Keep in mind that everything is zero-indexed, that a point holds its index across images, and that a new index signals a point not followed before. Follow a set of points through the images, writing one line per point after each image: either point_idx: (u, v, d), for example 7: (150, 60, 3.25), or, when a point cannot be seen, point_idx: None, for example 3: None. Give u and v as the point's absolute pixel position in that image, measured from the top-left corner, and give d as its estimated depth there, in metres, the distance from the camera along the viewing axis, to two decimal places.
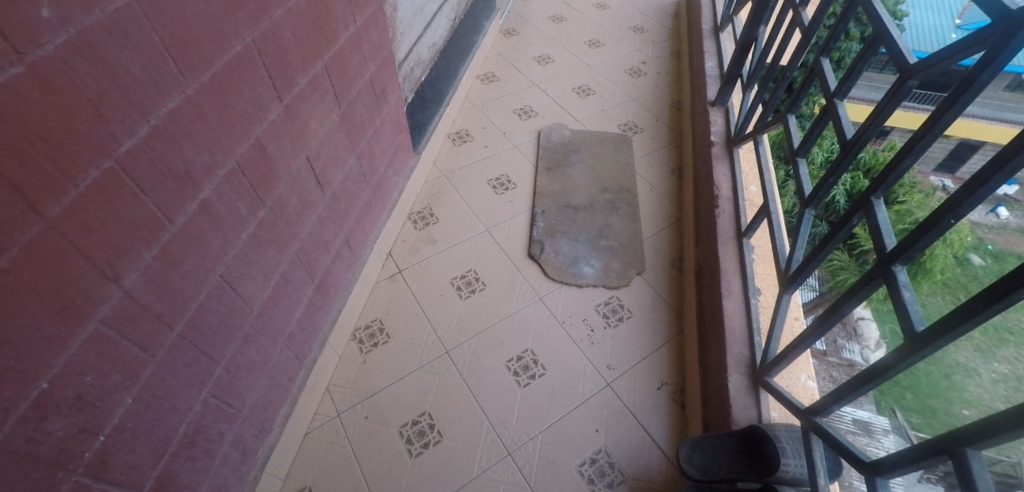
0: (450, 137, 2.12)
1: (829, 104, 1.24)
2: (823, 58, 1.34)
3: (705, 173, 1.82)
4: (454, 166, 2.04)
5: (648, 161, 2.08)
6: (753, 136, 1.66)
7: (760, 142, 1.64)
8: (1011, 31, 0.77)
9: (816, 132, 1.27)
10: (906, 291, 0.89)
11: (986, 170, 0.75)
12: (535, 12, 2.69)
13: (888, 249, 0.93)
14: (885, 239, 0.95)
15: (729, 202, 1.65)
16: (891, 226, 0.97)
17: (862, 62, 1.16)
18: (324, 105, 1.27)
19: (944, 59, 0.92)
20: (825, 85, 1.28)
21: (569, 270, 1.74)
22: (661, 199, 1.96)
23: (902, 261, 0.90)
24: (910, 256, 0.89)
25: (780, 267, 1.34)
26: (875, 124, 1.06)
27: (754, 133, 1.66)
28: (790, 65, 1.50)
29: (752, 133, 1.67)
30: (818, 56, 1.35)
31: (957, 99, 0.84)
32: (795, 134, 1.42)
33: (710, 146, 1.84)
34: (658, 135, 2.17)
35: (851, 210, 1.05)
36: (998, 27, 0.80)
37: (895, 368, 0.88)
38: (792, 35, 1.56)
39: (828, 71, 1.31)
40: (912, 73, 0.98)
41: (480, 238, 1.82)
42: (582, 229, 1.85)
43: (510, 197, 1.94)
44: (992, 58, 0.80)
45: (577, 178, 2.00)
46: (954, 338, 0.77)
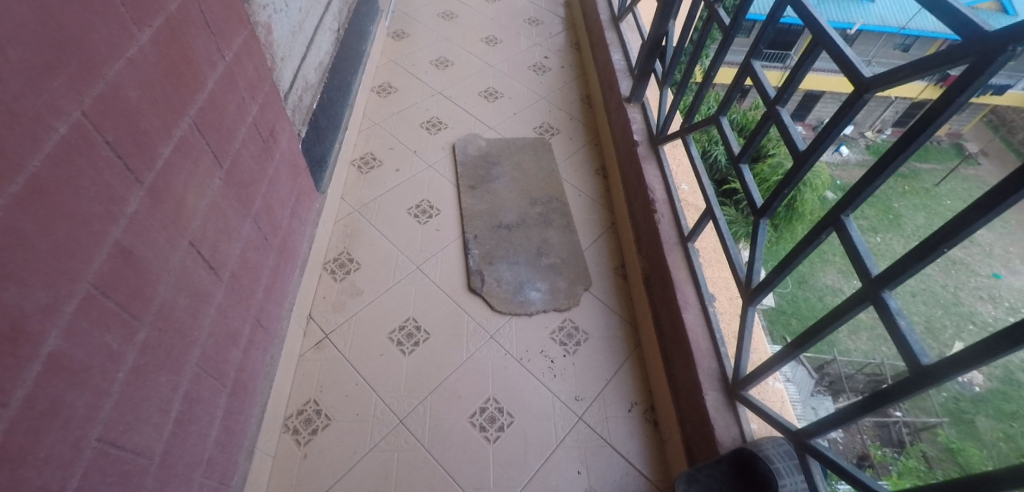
0: (354, 164, 1.87)
1: (772, 109, 1.15)
2: (751, 60, 1.27)
3: (635, 173, 1.75)
4: (364, 198, 1.79)
5: (571, 163, 1.98)
6: (681, 136, 1.61)
7: (689, 143, 1.59)
8: (991, 53, 0.68)
9: (760, 136, 1.20)
10: (900, 318, 0.79)
11: (978, 202, 0.66)
12: (421, 10, 2.46)
13: (874, 273, 0.83)
14: (866, 262, 0.86)
15: (667, 203, 1.59)
16: (869, 247, 0.88)
17: (805, 65, 1.06)
18: (202, 170, 1.00)
19: (906, 72, 0.82)
20: (762, 88, 1.20)
21: (515, 299, 1.59)
22: (594, 203, 1.88)
23: (892, 287, 0.80)
24: (899, 281, 0.79)
25: (739, 279, 1.24)
26: (830, 136, 0.96)
27: (683, 132, 1.60)
28: (713, 64, 1.44)
29: (679, 134, 1.62)
30: (748, 56, 1.26)
31: (933, 122, 0.74)
32: (731, 137, 1.37)
33: (635, 144, 1.77)
34: (575, 134, 2.08)
35: (820, 227, 0.94)
36: (969, 49, 0.71)
37: (897, 401, 0.79)
38: (707, 31, 1.52)
39: (762, 72, 1.23)
40: (868, 87, 0.88)
41: (411, 279, 1.61)
42: (521, 250, 1.71)
43: (436, 226, 1.74)
44: (971, 77, 0.70)
45: (502, 194, 1.85)
46: (970, 373, 0.68)
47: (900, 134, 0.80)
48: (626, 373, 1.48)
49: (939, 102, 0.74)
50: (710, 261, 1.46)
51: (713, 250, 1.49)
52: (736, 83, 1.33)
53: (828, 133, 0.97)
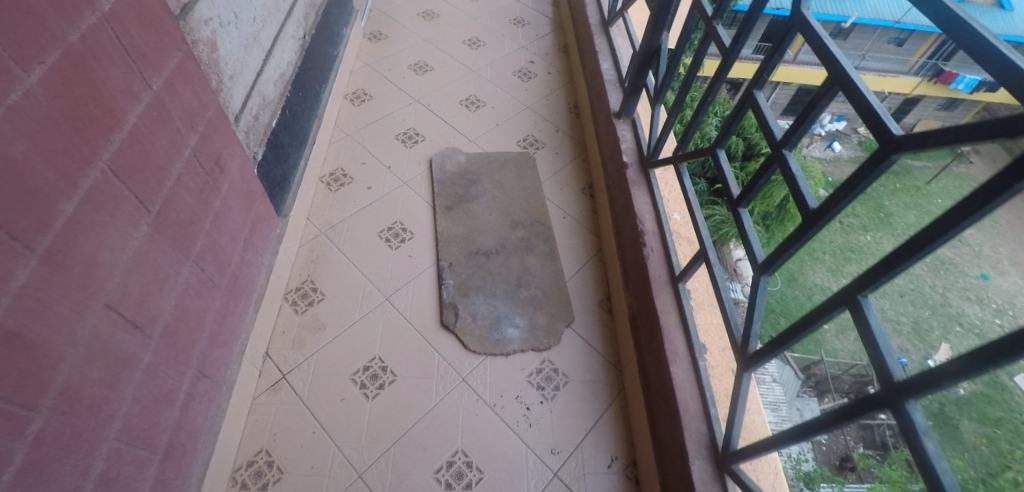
0: (323, 181, 1.74)
1: (778, 153, 0.99)
2: (754, 91, 1.10)
3: (623, 199, 1.63)
4: (332, 219, 1.66)
5: (557, 182, 1.85)
6: (676, 163, 1.46)
7: (683, 172, 1.44)
8: None
9: (760, 181, 1.06)
10: (925, 437, 0.67)
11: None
12: (401, 9, 2.32)
13: (897, 377, 0.70)
14: (887, 359, 0.72)
15: (657, 236, 1.47)
16: (890, 338, 0.74)
17: (817, 106, 0.89)
18: (123, 219, 0.87)
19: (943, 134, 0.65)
20: (767, 127, 1.04)
21: (491, 337, 1.48)
22: (580, 227, 1.76)
23: (916, 398, 0.67)
24: (925, 394, 0.66)
25: (733, 339, 1.13)
26: (846, 197, 0.81)
27: (676, 161, 1.46)
28: (711, 89, 1.29)
29: (673, 161, 1.48)
30: (749, 86, 1.10)
31: (976, 211, 0.59)
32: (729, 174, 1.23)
33: (625, 167, 1.64)
34: (561, 149, 1.94)
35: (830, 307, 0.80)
36: None
37: None
38: (704, 50, 1.37)
39: (766, 107, 1.07)
40: (897, 146, 0.72)
41: (379, 313, 1.49)
42: (499, 279, 1.59)
43: (408, 251, 1.62)
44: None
45: (481, 217, 1.72)
46: None
47: (934, 216, 0.64)
48: (607, 422, 1.38)
49: (984, 187, 0.58)
50: (701, 304, 1.35)
51: (704, 292, 1.38)
52: (735, 114, 1.17)
53: (844, 193, 0.81)
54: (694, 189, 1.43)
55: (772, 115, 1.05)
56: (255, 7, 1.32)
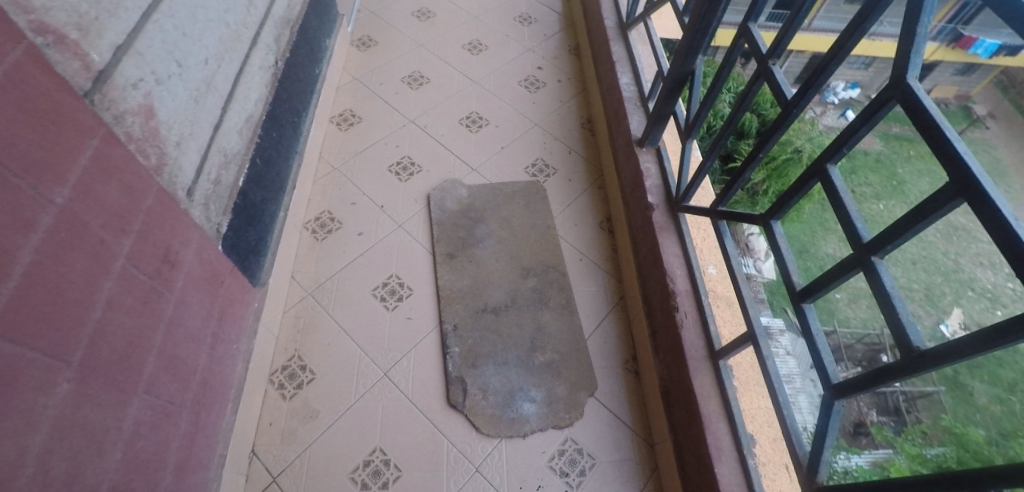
0: (308, 227, 1.52)
1: (863, 257, 0.79)
2: (829, 164, 0.87)
3: (649, 245, 1.40)
4: (319, 277, 1.45)
5: (570, 215, 1.63)
6: (712, 217, 1.25)
7: (723, 229, 1.23)
8: None
9: (832, 281, 0.86)
10: None
11: None
12: (395, 8, 2.05)
13: None
14: None
15: (693, 297, 1.26)
16: None
17: (928, 215, 0.68)
18: (28, 393, 0.66)
19: None
20: (849, 218, 0.83)
21: (506, 415, 1.29)
22: (598, 270, 1.55)
23: None
24: None
25: (792, 452, 0.97)
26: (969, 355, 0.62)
27: (714, 216, 1.24)
28: (763, 146, 1.05)
29: (710, 216, 1.26)
30: (823, 157, 0.88)
31: None
32: (789, 255, 1.00)
33: (650, 208, 1.42)
34: (575, 176, 1.71)
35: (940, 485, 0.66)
36: None
37: None
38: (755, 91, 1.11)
39: (844, 188, 0.86)
40: None
41: (376, 393, 1.30)
42: (511, 342, 1.40)
43: (406, 312, 1.43)
44: None
45: (487, 264, 1.52)
46: None
47: None
48: None
49: None
50: (745, 384, 1.15)
51: (750, 369, 1.18)
52: (799, 188, 0.94)
53: (959, 348, 0.62)
54: (736, 252, 1.22)
55: (851, 199, 0.84)
56: (205, 46, 1.08)
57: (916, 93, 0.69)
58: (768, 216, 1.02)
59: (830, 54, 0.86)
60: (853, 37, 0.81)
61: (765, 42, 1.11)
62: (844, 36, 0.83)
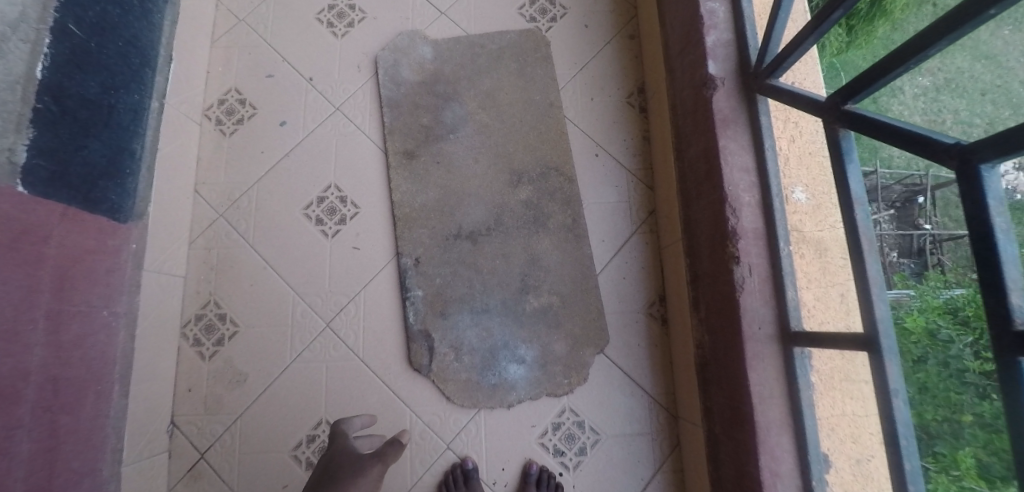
0: (211, 116, 1.13)
1: None
2: None
3: (701, 149, 0.92)
4: (233, 191, 1.09)
5: (583, 86, 1.15)
6: (829, 113, 0.68)
7: (849, 142, 0.66)
8: None
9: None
10: None
11: None
12: None
13: None
14: None
15: (765, 244, 0.82)
16: None
17: None
18: None
19: None
20: None
21: (487, 380, 0.99)
22: (620, 172, 1.11)
23: None
24: None
25: None
26: None
27: (835, 120, 0.67)
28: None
29: (827, 115, 0.68)
30: None
31: None
32: (1012, 248, 0.46)
33: (708, 85, 0.89)
34: (597, 19, 1.19)
35: None
36: None
37: None
38: None
39: None
40: None
41: (319, 351, 1.01)
42: (496, 282, 1.03)
43: (352, 240, 1.05)
44: None
45: (462, 168, 1.08)
46: None
47: None
48: None
49: None
50: (828, 382, 0.79)
51: (836, 356, 0.79)
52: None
53: None
54: (867, 196, 0.65)
55: None
56: None
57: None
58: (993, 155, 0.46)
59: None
60: None
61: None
62: None
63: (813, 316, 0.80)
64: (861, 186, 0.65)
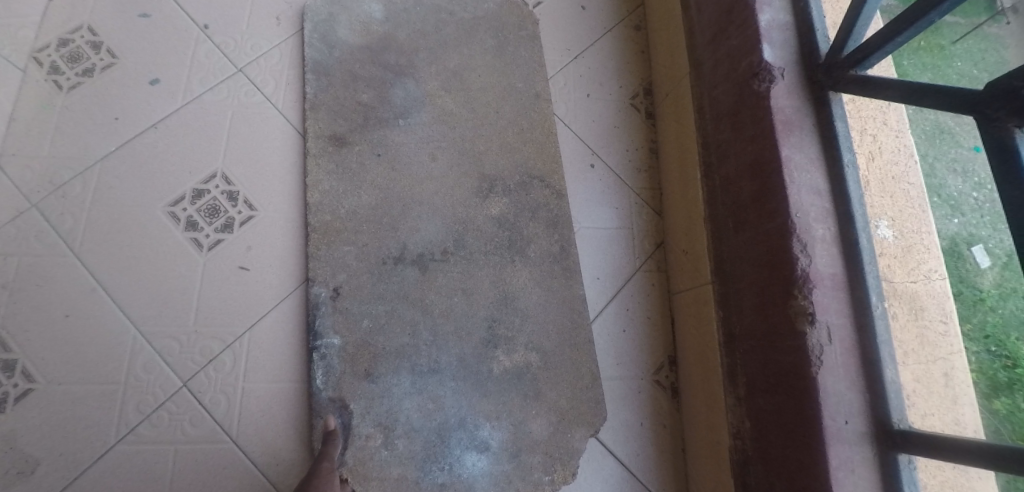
0: (42, 61, 0.77)
1: None
2: None
3: (746, 162, 0.67)
4: (61, 173, 0.72)
5: (576, 77, 0.90)
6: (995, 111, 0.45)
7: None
8: None
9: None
10: None
11: None
12: None
13: None
14: None
15: (847, 298, 0.57)
16: None
17: None
18: None
19: None
20: None
21: (431, 478, 0.66)
22: (619, 192, 0.86)
23: None
24: None
25: None
26: None
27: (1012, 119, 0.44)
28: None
29: (993, 107, 0.45)
30: None
31: None
32: None
33: (759, 76, 0.66)
34: (596, 2, 0.96)
35: None
36: None
37: None
38: None
39: None
40: None
41: (167, 426, 0.65)
42: (451, 330, 0.72)
43: (240, 256, 0.72)
44: None
45: (412, 168, 0.78)
46: None
47: None
48: None
49: None
50: None
51: (946, 466, 0.55)
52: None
53: None
54: None
55: None
56: None
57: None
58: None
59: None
60: None
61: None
62: None
63: (915, 407, 0.55)
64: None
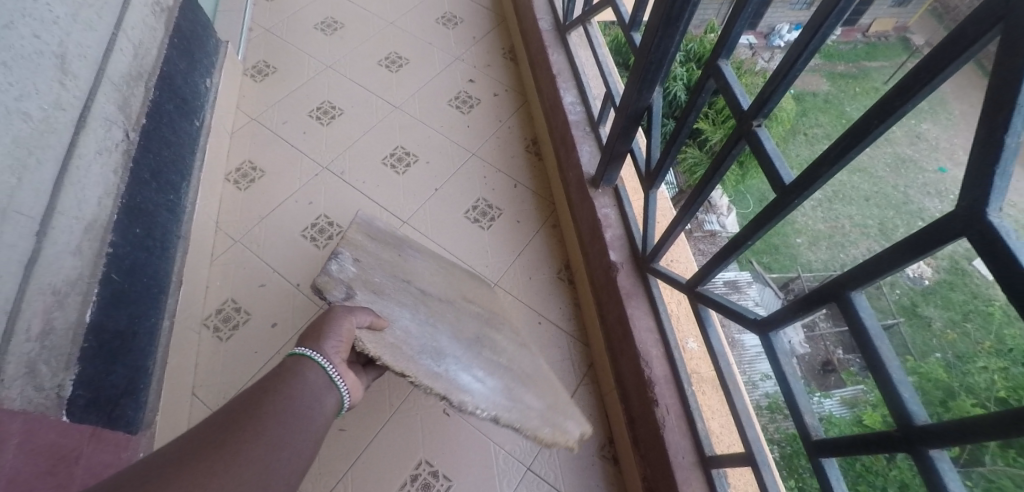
0: (209, 325, 1.31)
1: (913, 447, 0.54)
2: (855, 293, 0.61)
3: (616, 315, 1.19)
4: (228, 390, 1.24)
5: (522, 267, 1.47)
6: (690, 295, 1.01)
7: (708, 320, 0.99)
8: None
9: (969, 436, 0.48)
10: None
11: None
12: (295, 28, 1.93)
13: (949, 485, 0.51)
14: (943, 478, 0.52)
15: (673, 387, 1.06)
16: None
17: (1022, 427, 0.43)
18: None
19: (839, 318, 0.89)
20: (889, 381, 0.56)
21: (436, 370, 0.96)
22: (560, 334, 1.37)
23: (935, 447, 0.52)
24: (951, 443, 0.50)
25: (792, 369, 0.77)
26: None
27: (695, 298, 0.99)
28: (759, 232, 0.76)
29: (693, 295, 1.00)
30: (843, 280, 0.62)
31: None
32: (799, 384, 0.75)
33: (611, 267, 1.20)
34: (526, 215, 1.56)
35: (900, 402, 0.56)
36: None
37: None
38: (733, 156, 0.82)
39: (877, 327, 0.60)
40: None
41: None
42: (449, 319, 1.11)
43: (339, 423, 1.20)
44: None
45: (415, 260, 1.21)
46: None
47: None
48: None
49: None
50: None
51: (747, 473, 1.00)
52: (889, 266, 0.56)
53: None
54: (724, 348, 0.98)
55: (889, 346, 0.58)
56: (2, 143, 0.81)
57: (999, 233, 0.44)
58: (807, 308, 0.68)
59: (848, 138, 0.59)
60: (881, 122, 0.55)
61: (745, 95, 0.82)
62: (866, 116, 0.57)
63: (721, 441, 1.02)
64: (721, 341, 0.99)
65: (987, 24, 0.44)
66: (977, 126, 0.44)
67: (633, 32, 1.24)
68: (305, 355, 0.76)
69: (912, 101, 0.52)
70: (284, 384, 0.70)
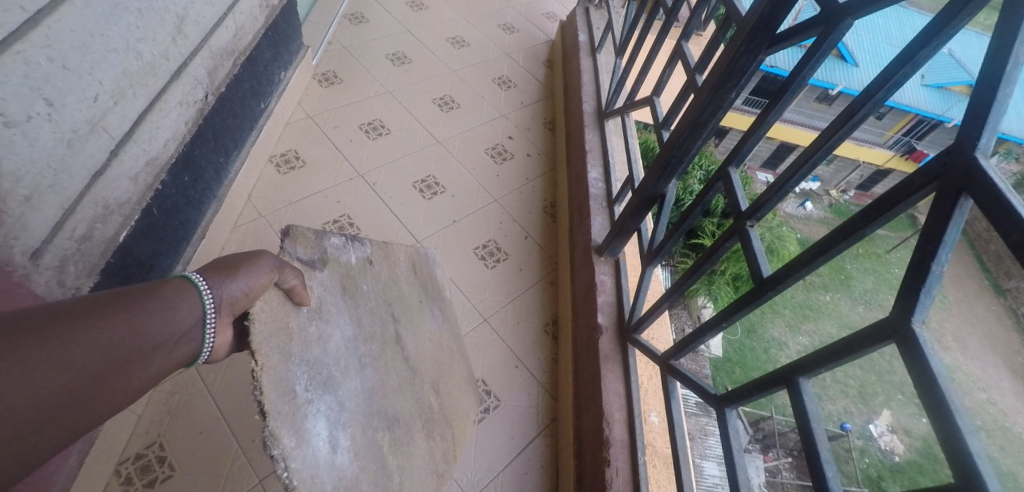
0: None
1: None
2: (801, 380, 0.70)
3: (590, 374, 1.25)
4: None
5: (513, 311, 1.55)
6: (662, 367, 1.09)
7: (673, 394, 1.07)
8: None
9: None
10: None
11: None
12: (370, 51, 2.14)
13: None
14: None
15: (627, 451, 1.11)
16: None
17: None
18: None
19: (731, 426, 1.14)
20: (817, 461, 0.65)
21: (296, 393, 0.62)
22: (532, 382, 1.43)
23: None
24: None
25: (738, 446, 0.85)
26: None
27: (666, 371, 1.07)
28: (734, 317, 0.86)
29: (664, 367, 1.08)
30: (795, 366, 0.71)
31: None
32: (743, 460, 0.83)
33: (597, 328, 1.28)
34: (528, 266, 1.66)
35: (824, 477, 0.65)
36: None
37: None
38: (725, 247, 0.94)
39: (816, 412, 0.69)
40: None
41: None
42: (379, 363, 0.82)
43: None
44: None
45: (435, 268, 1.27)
46: None
47: None
48: None
49: None
50: None
51: None
52: (829, 361, 0.66)
53: None
54: (683, 421, 1.05)
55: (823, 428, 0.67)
56: (109, 71, 0.93)
57: (918, 341, 0.55)
58: (760, 389, 0.77)
59: (816, 248, 0.70)
60: (845, 237, 0.66)
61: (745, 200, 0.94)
62: (834, 232, 0.68)
63: None
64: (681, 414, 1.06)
65: (929, 179, 0.57)
66: (914, 251, 0.56)
67: (664, 129, 1.40)
68: (196, 285, 0.55)
69: (872, 226, 0.64)
70: (141, 310, 0.49)
